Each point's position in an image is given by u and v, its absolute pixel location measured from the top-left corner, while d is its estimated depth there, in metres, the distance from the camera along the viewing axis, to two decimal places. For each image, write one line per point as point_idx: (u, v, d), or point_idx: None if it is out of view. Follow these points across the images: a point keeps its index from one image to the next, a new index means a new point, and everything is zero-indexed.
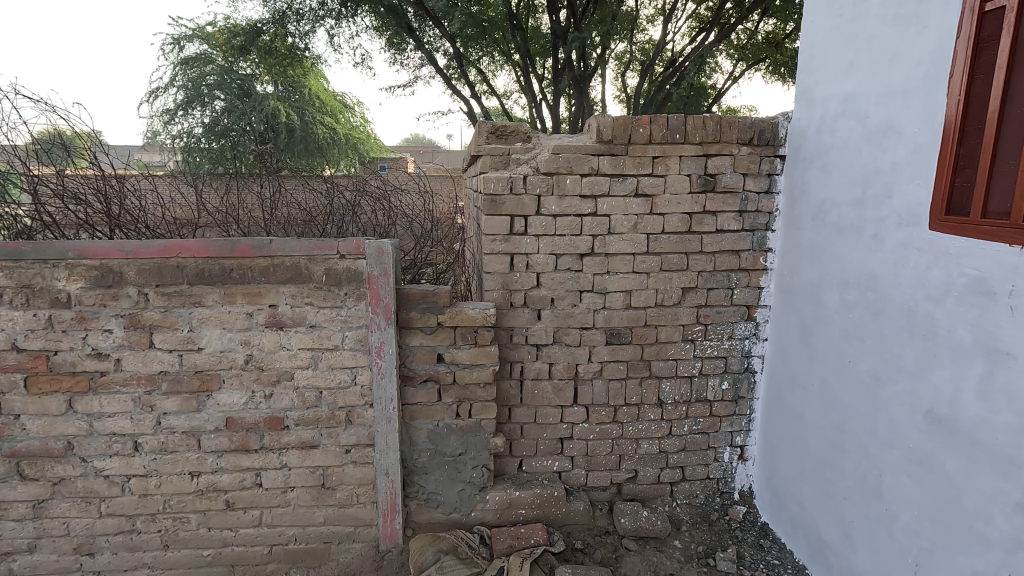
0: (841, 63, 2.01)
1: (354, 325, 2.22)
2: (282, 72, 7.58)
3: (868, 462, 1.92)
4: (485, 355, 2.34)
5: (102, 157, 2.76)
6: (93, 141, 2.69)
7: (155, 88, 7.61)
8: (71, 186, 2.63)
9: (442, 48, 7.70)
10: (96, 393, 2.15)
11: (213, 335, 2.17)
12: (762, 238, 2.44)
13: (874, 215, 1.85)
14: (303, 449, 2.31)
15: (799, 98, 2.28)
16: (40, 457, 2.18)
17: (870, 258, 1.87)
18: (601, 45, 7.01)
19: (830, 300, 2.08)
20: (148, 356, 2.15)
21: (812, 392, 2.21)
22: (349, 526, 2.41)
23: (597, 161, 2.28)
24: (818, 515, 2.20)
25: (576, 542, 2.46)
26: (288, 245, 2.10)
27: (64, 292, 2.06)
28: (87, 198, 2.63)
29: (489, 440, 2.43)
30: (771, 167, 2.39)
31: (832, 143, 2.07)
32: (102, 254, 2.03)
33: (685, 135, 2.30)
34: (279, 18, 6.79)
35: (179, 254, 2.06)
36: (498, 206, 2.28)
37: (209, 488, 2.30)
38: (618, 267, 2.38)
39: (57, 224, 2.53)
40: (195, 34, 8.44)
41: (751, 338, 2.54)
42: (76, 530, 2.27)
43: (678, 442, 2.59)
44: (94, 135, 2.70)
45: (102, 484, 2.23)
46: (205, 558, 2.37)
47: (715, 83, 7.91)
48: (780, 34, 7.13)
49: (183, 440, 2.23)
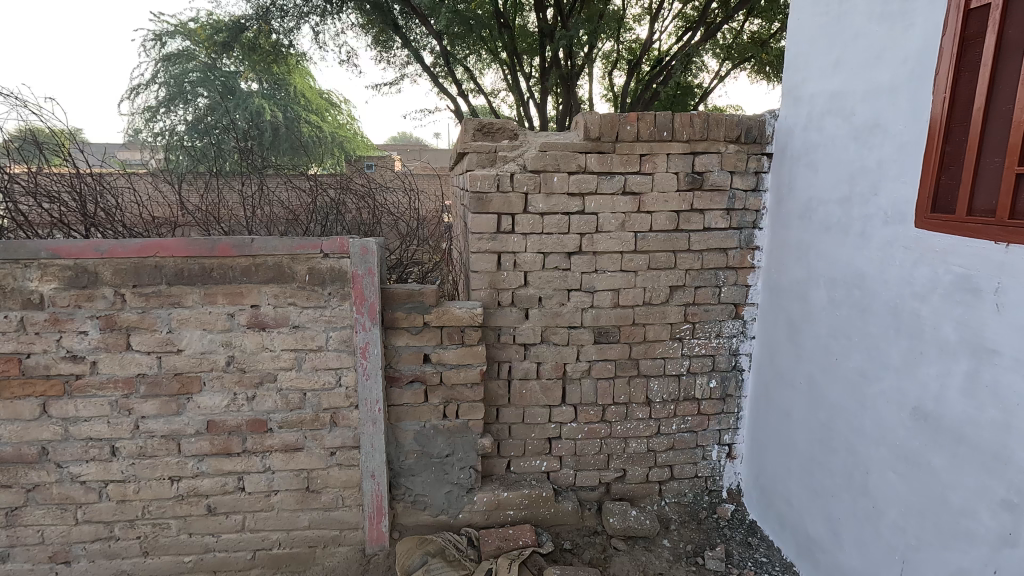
0: (828, 61, 2.01)
1: (338, 325, 2.18)
2: (266, 68, 7.49)
3: (856, 459, 1.92)
4: (473, 354, 2.31)
5: (77, 157, 2.68)
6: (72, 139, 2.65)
7: (136, 85, 7.47)
8: (45, 184, 2.55)
9: (430, 46, 7.64)
10: (72, 397, 2.09)
11: (193, 336, 2.12)
12: (749, 236, 2.44)
13: (860, 213, 1.86)
14: (287, 452, 2.26)
15: (786, 96, 2.28)
16: (13, 463, 2.11)
17: (857, 256, 1.88)
18: (588, 43, 6.99)
19: (817, 298, 2.09)
20: (126, 358, 2.09)
21: (799, 390, 2.21)
22: (335, 529, 2.36)
23: (584, 159, 2.27)
24: (806, 512, 2.21)
25: (564, 543, 2.44)
26: (270, 244, 2.05)
27: (36, 293, 2.00)
28: (61, 196, 2.55)
29: (477, 441, 2.40)
30: (758, 165, 2.38)
31: (818, 140, 2.07)
32: (77, 254, 1.97)
33: (673, 133, 2.28)
34: (262, 14, 6.68)
35: (156, 253, 2.00)
36: (485, 203, 2.25)
37: (190, 493, 2.24)
38: (606, 265, 2.37)
39: (29, 224, 2.44)
40: (177, 30, 8.31)
41: (739, 336, 2.54)
42: (52, 537, 2.20)
43: (667, 441, 2.59)
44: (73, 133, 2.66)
45: (78, 490, 2.17)
46: (187, 564, 2.31)
47: (702, 81, 7.93)
48: (766, 33, 7.16)
49: (162, 444, 2.18)
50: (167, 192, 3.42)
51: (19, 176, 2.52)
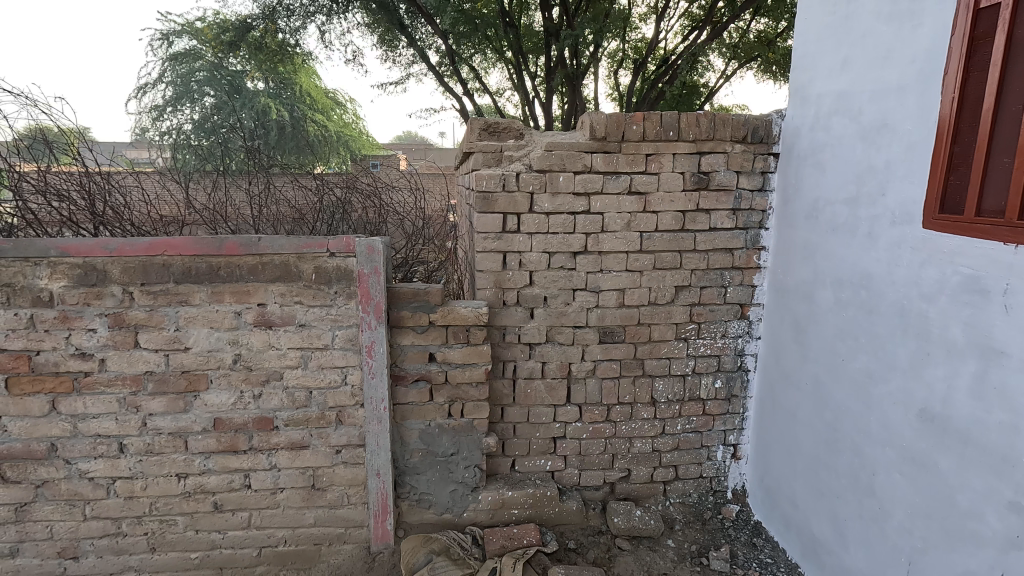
0: (835, 61, 2.00)
1: (344, 325, 2.18)
2: (272, 68, 7.52)
3: (861, 460, 1.92)
4: (478, 354, 2.32)
5: (86, 154, 2.70)
6: (81, 137, 2.66)
7: (143, 84, 7.52)
8: (55, 183, 2.57)
9: (435, 45, 7.65)
10: (81, 394, 2.11)
11: (200, 335, 2.13)
12: (755, 236, 2.43)
13: (867, 214, 1.85)
14: (292, 450, 2.27)
15: (793, 96, 2.27)
16: (22, 459, 2.13)
17: (863, 257, 1.87)
18: (594, 43, 6.98)
19: (823, 298, 2.08)
20: (133, 356, 2.11)
21: (805, 391, 2.21)
22: (340, 527, 2.37)
23: (590, 158, 2.27)
24: (811, 513, 2.20)
25: (568, 542, 2.45)
26: (277, 243, 2.06)
27: (46, 291, 2.02)
28: (70, 194, 2.58)
29: (481, 441, 2.41)
30: (765, 165, 2.38)
31: (825, 140, 2.07)
32: (86, 252, 1.98)
33: (679, 133, 2.28)
34: (269, 13, 6.71)
35: (164, 252, 2.02)
36: (491, 203, 2.25)
37: (197, 490, 2.26)
38: (612, 265, 2.37)
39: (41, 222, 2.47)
40: (184, 29, 8.36)
41: (744, 336, 2.54)
42: (61, 533, 2.22)
43: (672, 441, 2.59)
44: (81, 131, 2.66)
45: (87, 486, 2.19)
46: (193, 560, 2.33)
47: (708, 81, 7.90)
48: (773, 33, 7.13)
49: (170, 441, 2.20)
50: (174, 190, 3.45)
51: (30, 175, 2.55)
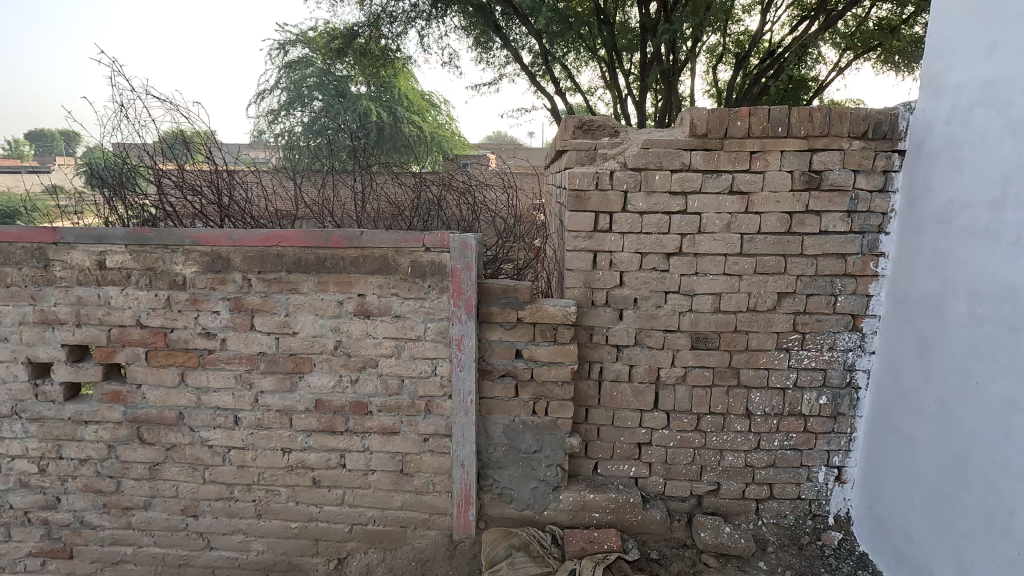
0: (980, 46, 1.78)
1: (436, 317, 2.26)
2: (374, 73, 7.94)
3: (997, 497, 1.69)
4: (564, 353, 2.30)
5: (213, 152, 3.00)
6: (210, 139, 2.97)
7: (262, 91, 8.24)
8: (189, 179, 2.87)
9: (529, 45, 7.71)
10: (205, 368, 2.34)
11: (307, 321, 2.29)
12: (873, 241, 2.22)
13: (1015, 218, 1.63)
14: (384, 435, 2.38)
15: (925, 86, 2.04)
16: (156, 424, 2.40)
17: (1008, 267, 1.65)
18: (692, 37, 6.71)
19: (954, 312, 1.86)
20: (250, 337, 2.31)
21: (928, 414, 1.98)
22: (425, 513, 2.46)
23: (689, 156, 2.18)
24: (931, 551, 1.98)
25: (651, 552, 2.37)
26: (377, 237, 2.17)
27: (180, 275, 2.26)
28: (202, 189, 2.87)
29: (565, 441, 2.39)
30: (888, 163, 2.16)
31: (965, 136, 1.84)
32: (213, 241, 2.20)
33: (788, 129, 2.13)
34: (374, 20, 7.09)
35: (279, 243, 2.19)
36: (583, 201, 2.24)
37: (298, 465, 2.43)
38: (708, 268, 2.26)
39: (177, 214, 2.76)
40: (299, 39, 9.06)
41: (856, 350, 2.32)
42: (184, 492, 2.47)
43: (767, 457, 2.43)
44: (211, 133, 2.98)
45: (207, 452, 2.42)
46: (293, 530, 2.50)
47: (818, 74, 7.34)
48: (896, 20, 6.49)
49: (277, 418, 2.38)
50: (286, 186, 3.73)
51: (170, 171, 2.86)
